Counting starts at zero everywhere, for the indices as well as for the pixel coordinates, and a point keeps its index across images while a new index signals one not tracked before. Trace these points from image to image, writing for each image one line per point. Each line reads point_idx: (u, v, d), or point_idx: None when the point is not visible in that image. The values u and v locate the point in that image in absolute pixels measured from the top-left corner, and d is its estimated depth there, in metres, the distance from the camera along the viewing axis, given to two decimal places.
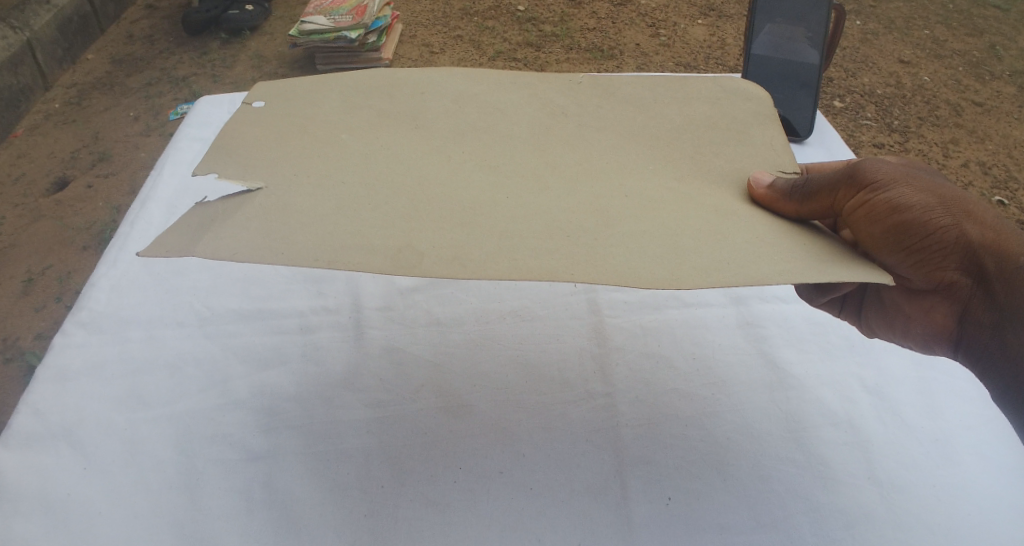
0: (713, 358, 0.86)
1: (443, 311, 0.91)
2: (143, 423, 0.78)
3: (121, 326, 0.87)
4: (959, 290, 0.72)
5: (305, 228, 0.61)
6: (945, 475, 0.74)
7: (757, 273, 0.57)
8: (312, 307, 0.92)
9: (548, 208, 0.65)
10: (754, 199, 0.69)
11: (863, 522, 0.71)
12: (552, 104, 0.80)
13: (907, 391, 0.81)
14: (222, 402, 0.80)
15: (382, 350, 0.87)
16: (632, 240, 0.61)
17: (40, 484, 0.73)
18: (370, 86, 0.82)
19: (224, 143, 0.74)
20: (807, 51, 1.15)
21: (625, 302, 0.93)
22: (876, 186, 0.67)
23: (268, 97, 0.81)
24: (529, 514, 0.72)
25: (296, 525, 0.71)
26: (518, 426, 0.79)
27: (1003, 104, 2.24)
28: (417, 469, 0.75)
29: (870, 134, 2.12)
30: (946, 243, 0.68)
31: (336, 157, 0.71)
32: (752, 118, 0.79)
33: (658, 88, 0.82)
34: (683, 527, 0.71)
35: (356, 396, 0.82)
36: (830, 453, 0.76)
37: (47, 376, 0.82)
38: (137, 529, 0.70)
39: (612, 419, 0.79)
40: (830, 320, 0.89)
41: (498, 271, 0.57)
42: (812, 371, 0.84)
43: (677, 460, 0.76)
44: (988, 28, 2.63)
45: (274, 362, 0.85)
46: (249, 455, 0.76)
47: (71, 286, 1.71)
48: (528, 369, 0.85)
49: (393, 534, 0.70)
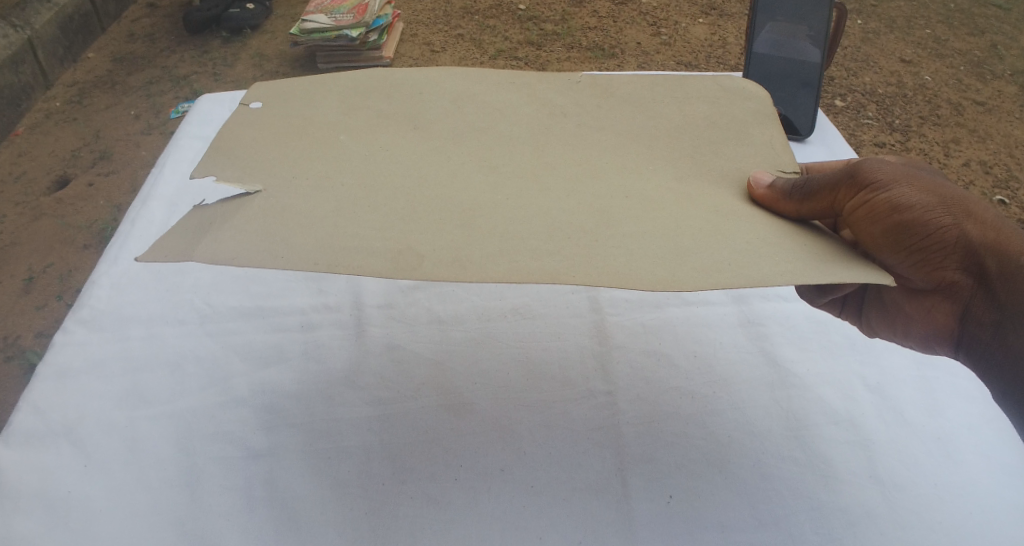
0: (714, 357, 0.86)
1: (444, 309, 0.91)
2: (144, 420, 0.78)
3: (122, 323, 0.87)
4: (959, 291, 0.72)
5: (305, 230, 0.61)
6: (946, 475, 0.74)
7: (757, 274, 0.57)
8: (313, 305, 0.92)
9: (548, 208, 0.65)
10: (755, 199, 0.69)
11: (864, 521, 0.71)
12: (551, 103, 0.80)
13: (908, 390, 0.81)
14: (222, 400, 0.80)
15: (383, 347, 0.87)
16: (632, 240, 0.61)
17: (41, 481, 0.73)
18: (368, 86, 0.82)
19: (221, 145, 0.74)
20: (810, 51, 1.15)
21: (625, 300, 0.93)
22: (877, 185, 0.67)
23: (266, 97, 0.81)
24: (530, 512, 0.72)
25: (297, 522, 0.71)
26: (519, 424, 0.79)
27: (1004, 103, 2.24)
28: (418, 467, 0.75)
29: (871, 133, 2.12)
30: (947, 244, 0.68)
31: (335, 158, 0.71)
32: (752, 117, 0.79)
33: (658, 87, 0.82)
34: (684, 525, 0.71)
35: (356, 394, 0.82)
36: (831, 452, 0.76)
37: (48, 373, 0.82)
38: (138, 527, 0.70)
39: (613, 418, 0.79)
40: (830, 319, 0.89)
41: (498, 273, 0.58)
42: (813, 370, 0.84)
43: (677, 459, 0.76)
44: (989, 27, 2.62)
45: (275, 359, 0.85)
46: (249, 453, 0.76)
47: (71, 284, 1.71)
48: (528, 367, 0.85)
49: (394, 532, 0.70)
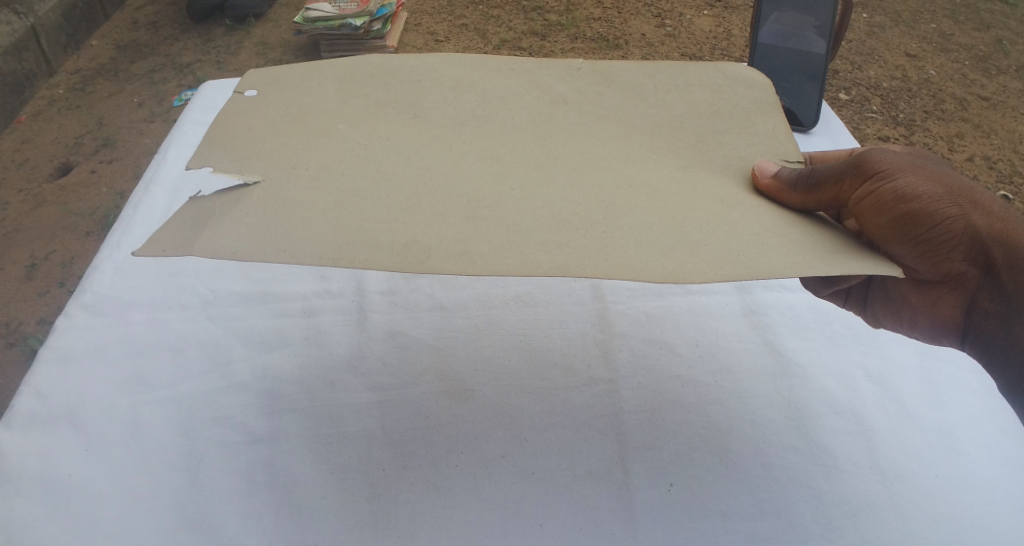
0: (717, 345, 0.86)
1: (446, 297, 0.91)
2: (145, 405, 0.78)
3: (124, 308, 0.87)
4: (966, 283, 0.72)
5: (308, 224, 0.61)
6: (948, 467, 0.74)
7: (768, 266, 0.57)
8: (316, 291, 0.91)
9: (552, 201, 0.64)
10: (760, 190, 0.69)
11: (865, 511, 0.71)
12: (552, 91, 0.80)
13: (911, 382, 0.81)
14: (223, 385, 0.80)
15: (384, 333, 0.87)
16: (638, 231, 0.61)
17: (42, 464, 0.73)
18: (367, 73, 0.82)
19: (217, 134, 0.73)
20: (814, 42, 1.14)
21: (627, 288, 0.93)
22: (883, 176, 0.66)
23: (261, 85, 0.81)
24: (531, 498, 0.72)
25: (297, 506, 0.71)
26: (520, 411, 0.79)
27: (1010, 98, 2.24)
28: (419, 454, 0.75)
29: (875, 126, 2.11)
30: (955, 234, 0.68)
31: (336, 147, 0.71)
32: (755, 106, 0.79)
33: (659, 75, 0.81)
34: (684, 514, 0.71)
35: (358, 380, 0.82)
36: (832, 443, 0.76)
37: (49, 358, 0.82)
38: (138, 511, 0.70)
39: (614, 405, 0.80)
40: (833, 309, 0.89)
41: (508, 265, 0.57)
42: (816, 360, 0.84)
43: (677, 448, 0.76)
44: (994, 23, 2.61)
45: (277, 345, 0.85)
46: (250, 438, 0.76)
47: (74, 271, 1.71)
48: (529, 356, 0.84)
49: (394, 517, 0.71)
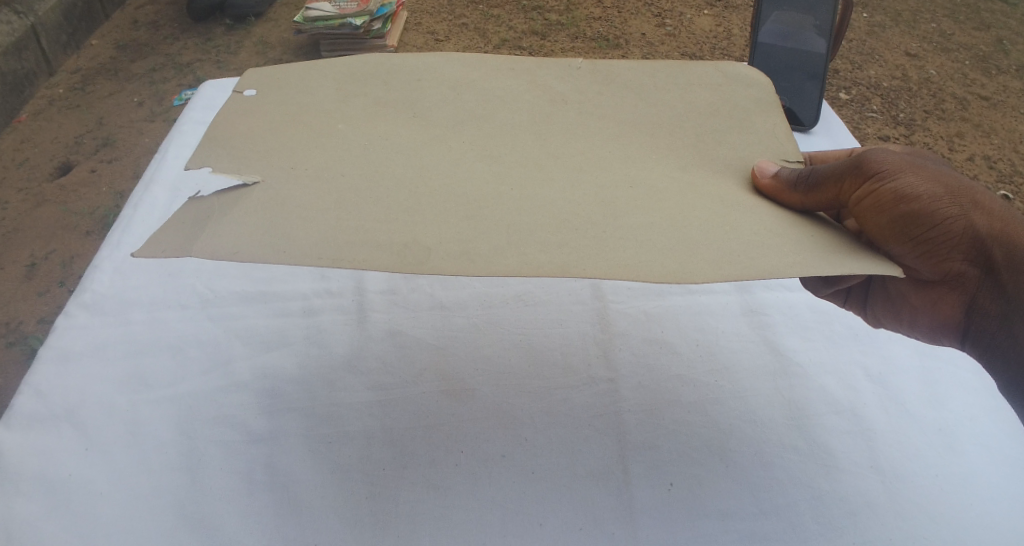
0: (717, 345, 0.86)
1: (446, 296, 0.91)
2: (145, 404, 0.78)
3: (124, 308, 0.87)
4: (966, 283, 0.72)
5: (308, 223, 0.61)
6: (948, 466, 0.74)
7: (768, 265, 0.57)
8: (316, 290, 0.91)
9: (552, 201, 0.64)
10: (760, 190, 0.69)
11: (865, 510, 0.71)
12: (552, 90, 0.80)
13: (911, 381, 0.81)
14: (223, 384, 0.80)
15: (384, 333, 0.87)
16: (638, 231, 0.61)
17: (42, 463, 0.73)
18: (367, 72, 0.82)
19: (216, 134, 0.73)
20: (814, 42, 1.14)
21: (627, 287, 0.93)
22: (883, 176, 0.66)
23: (260, 84, 0.81)
24: (530, 497, 0.72)
25: (296, 505, 0.71)
26: (520, 410, 0.79)
27: (1010, 98, 2.23)
28: (418, 453, 0.75)
29: (876, 126, 2.11)
30: (955, 234, 0.68)
31: (336, 146, 0.71)
32: (755, 105, 0.79)
33: (658, 74, 0.81)
34: (684, 513, 0.71)
35: (358, 379, 0.82)
36: (832, 442, 0.76)
37: (49, 357, 0.82)
38: (138, 510, 0.70)
39: (613, 404, 0.80)
40: (833, 309, 0.89)
41: (508, 264, 0.57)
42: (816, 359, 0.84)
43: (677, 447, 0.76)
44: (994, 22, 2.61)
45: (277, 344, 0.85)
46: (250, 437, 0.76)
47: (74, 270, 1.71)
48: (529, 355, 0.84)
49: (393, 517, 0.71)
